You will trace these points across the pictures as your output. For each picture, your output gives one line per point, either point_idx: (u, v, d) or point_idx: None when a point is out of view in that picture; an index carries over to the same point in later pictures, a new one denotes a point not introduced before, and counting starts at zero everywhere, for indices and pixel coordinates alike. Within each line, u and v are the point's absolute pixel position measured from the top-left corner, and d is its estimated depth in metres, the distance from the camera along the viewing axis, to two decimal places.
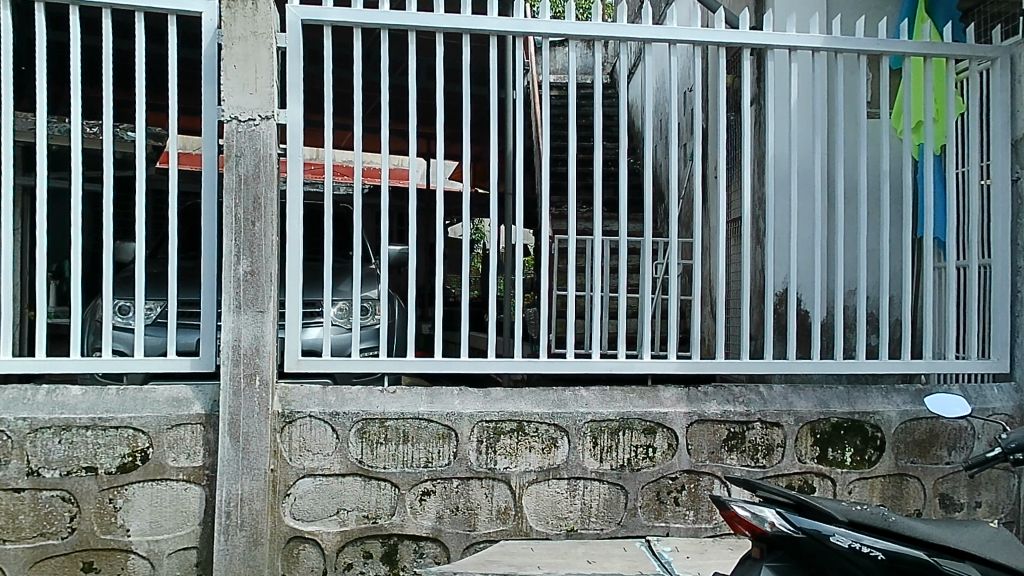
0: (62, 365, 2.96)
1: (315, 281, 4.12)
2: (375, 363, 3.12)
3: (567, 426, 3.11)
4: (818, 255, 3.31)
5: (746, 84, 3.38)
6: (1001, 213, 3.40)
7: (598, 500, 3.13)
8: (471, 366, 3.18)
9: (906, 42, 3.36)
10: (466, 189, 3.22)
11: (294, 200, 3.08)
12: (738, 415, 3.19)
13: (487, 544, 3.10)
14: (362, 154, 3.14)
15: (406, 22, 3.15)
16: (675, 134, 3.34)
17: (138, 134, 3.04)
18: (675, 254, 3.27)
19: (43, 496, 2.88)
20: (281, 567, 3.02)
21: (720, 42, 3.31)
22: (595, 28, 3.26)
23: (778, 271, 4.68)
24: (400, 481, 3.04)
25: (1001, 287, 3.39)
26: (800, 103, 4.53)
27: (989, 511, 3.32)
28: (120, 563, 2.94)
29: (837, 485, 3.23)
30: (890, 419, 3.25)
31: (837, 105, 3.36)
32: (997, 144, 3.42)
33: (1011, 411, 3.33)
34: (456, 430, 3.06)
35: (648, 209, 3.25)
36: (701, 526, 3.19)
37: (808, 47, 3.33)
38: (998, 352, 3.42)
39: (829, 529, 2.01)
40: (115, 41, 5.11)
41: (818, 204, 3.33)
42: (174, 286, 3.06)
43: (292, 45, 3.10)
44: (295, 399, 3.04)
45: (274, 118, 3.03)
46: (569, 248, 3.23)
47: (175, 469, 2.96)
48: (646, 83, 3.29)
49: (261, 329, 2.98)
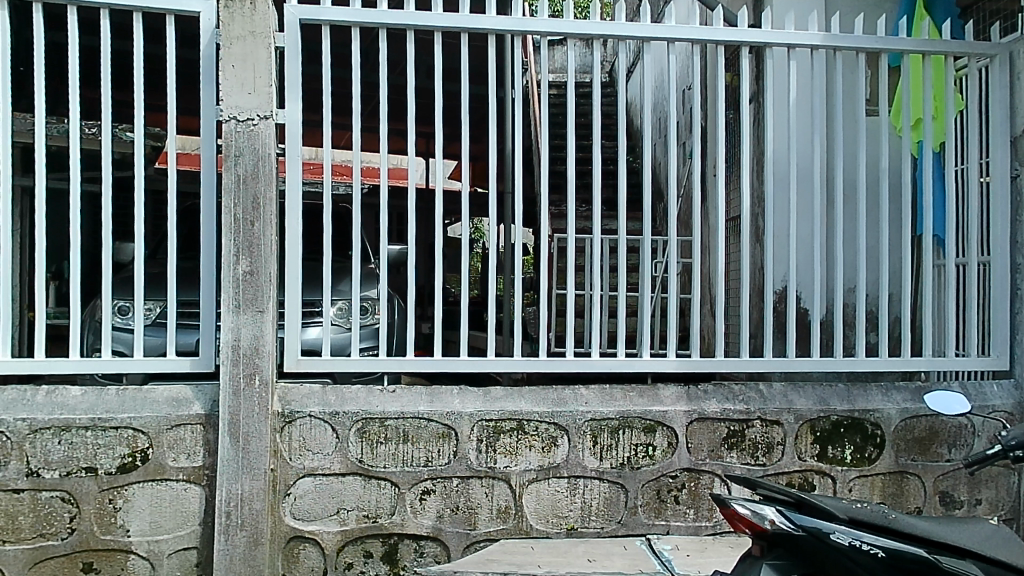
0: (61, 366, 2.96)
1: (314, 281, 4.12)
2: (375, 363, 3.12)
3: (567, 425, 3.10)
4: (818, 252, 3.30)
5: (745, 82, 3.34)
6: (1001, 210, 3.40)
7: (598, 499, 3.13)
8: (470, 365, 3.17)
9: (905, 40, 3.36)
10: (466, 189, 3.18)
11: (293, 200, 3.08)
12: (738, 413, 3.19)
13: (487, 543, 3.10)
14: (361, 153, 3.13)
15: (404, 21, 3.14)
16: (674, 133, 3.33)
17: (136, 134, 3.03)
18: (675, 252, 3.26)
19: (43, 497, 2.88)
20: (281, 566, 3.02)
21: (719, 40, 3.30)
22: (594, 27, 3.26)
23: (777, 270, 4.68)
24: (399, 481, 3.04)
25: (1001, 285, 3.39)
26: (799, 100, 4.53)
27: (989, 509, 3.32)
28: (121, 564, 2.94)
29: (837, 482, 3.23)
30: (890, 416, 3.26)
31: (836, 103, 3.35)
32: (997, 141, 3.41)
33: (1011, 408, 3.33)
34: (455, 429, 3.06)
35: (647, 208, 3.25)
36: (701, 524, 3.19)
37: (806, 44, 3.32)
38: (998, 349, 3.42)
39: (830, 526, 2.02)
40: (113, 42, 5.10)
41: (818, 201, 3.32)
42: (173, 286, 3.06)
43: (291, 44, 3.10)
44: (294, 399, 3.04)
45: (273, 117, 3.03)
46: (569, 247, 3.21)
47: (175, 469, 2.95)
48: (645, 81, 3.29)
49: (260, 328, 2.98)
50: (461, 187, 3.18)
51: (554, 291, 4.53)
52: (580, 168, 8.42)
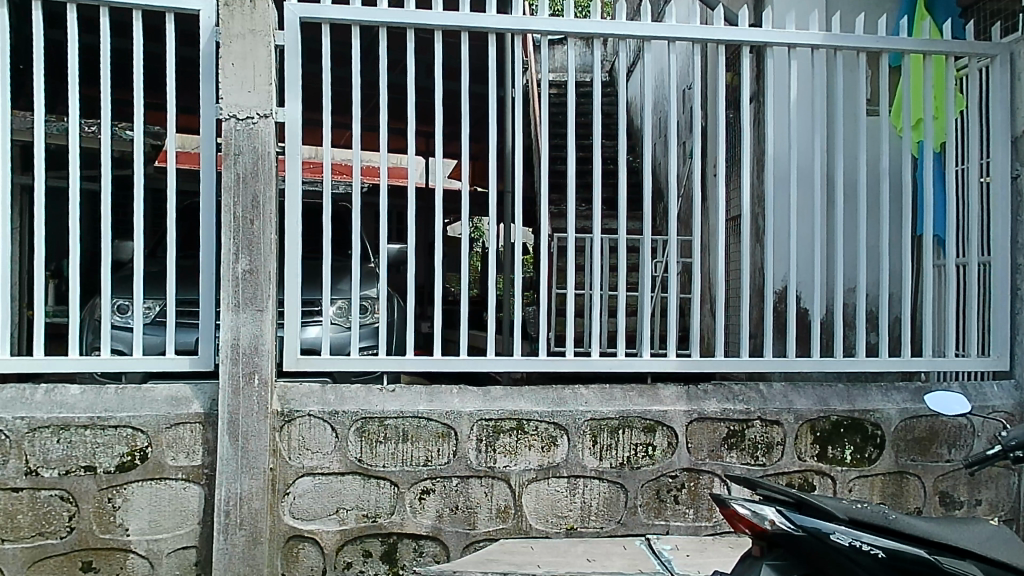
0: (60, 364, 2.95)
1: (314, 280, 4.12)
2: (375, 362, 3.11)
3: (567, 425, 3.10)
4: (818, 252, 3.29)
5: (745, 82, 3.33)
6: (1002, 211, 3.39)
7: (598, 499, 3.12)
8: (471, 365, 3.17)
9: (906, 39, 3.35)
10: (467, 188, 3.18)
11: (293, 199, 3.08)
12: (738, 413, 3.18)
13: (487, 542, 3.10)
14: (361, 152, 3.12)
15: (404, 20, 3.13)
16: (674, 132, 3.32)
17: (135, 133, 3.02)
18: (675, 252, 3.25)
19: (42, 496, 2.88)
20: (281, 566, 3.01)
21: (720, 39, 3.29)
22: (594, 25, 3.25)
23: (777, 269, 4.68)
24: (399, 480, 3.04)
25: (1002, 285, 3.38)
26: (799, 100, 4.52)
27: (989, 510, 3.32)
28: (120, 563, 2.93)
29: (837, 483, 3.23)
30: (890, 417, 3.25)
31: (837, 103, 3.34)
32: (997, 141, 3.41)
33: (1011, 409, 3.32)
34: (455, 428, 3.06)
35: (648, 207, 3.24)
36: (700, 524, 3.19)
37: (807, 44, 3.32)
38: (998, 349, 3.42)
39: (830, 527, 2.02)
40: (112, 40, 5.09)
41: (818, 201, 3.31)
42: (173, 285, 3.05)
43: (291, 42, 3.09)
44: (293, 398, 3.04)
45: (273, 116, 3.02)
46: (569, 246, 3.20)
47: (174, 468, 2.95)
48: (646, 80, 3.28)
49: (259, 327, 2.97)
50: (461, 186, 3.18)
51: (554, 290, 4.52)
52: (580, 167, 8.42)
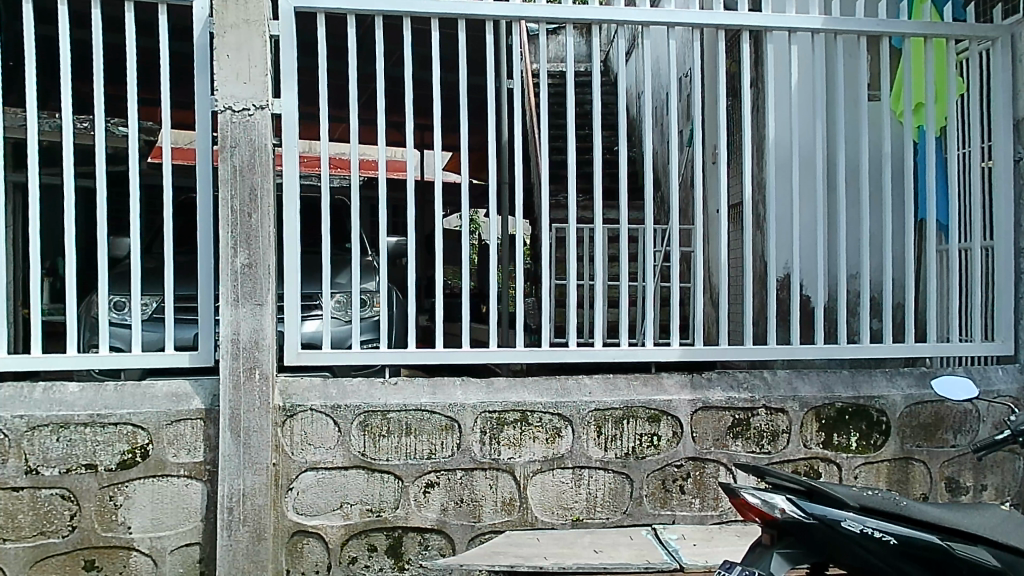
0: (58, 363, 2.91)
1: (313, 273, 4.09)
2: (376, 354, 3.06)
3: (570, 415, 3.08)
4: (819, 236, 3.23)
5: (745, 68, 3.28)
6: (1004, 194, 3.37)
7: (604, 489, 3.11)
8: (473, 356, 3.13)
9: (906, 22, 3.32)
10: (462, 179, 3.07)
11: (292, 191, 3.03)
12: (742, 401, 3.16)
13: (492, 535, 3.08)
14: (357, 145, 3.04)
15: (399, 7, 3.08)
16: (674, 116, 3.23)
17: (129, 128, 2.96)
18: (677, 239, 3.18)
19: (43, 495, 2.85)
20: (285, 562, 2.99)
21: (719, 23, 3.23)
22: (594, 12, 3.18)
23: (781, 256, 4.63)
24: (404, 473, 3.02)
25: (1006, 268, 3.37)
26: (800, 88, 4.49)
27: (996, 495, 3.30)
28: (123, 561, 2.91)
29: (843, 469, 3.22)
30: (895, 403, 3.24)
31: (837, 88, 3.29)
32: (999, 125, 3.37)
33: (1016, 393, 3.31)
34: (459, 421, 3.03)
35: (647, 196, 3.20)
36: (707, 513, 3.17)
37: (807, 28, 3.27)
38: (1003, 334, 3.40)
39: (841, 514, 2.01)
40: (104, 35, 5.01)
41: (818, 186, 3.26)
42: (170, 280, 2.99)
43: (285, 32, 3.03)
44: (295, 392, 3.00)
45: (268, 107, 2.98)
46: (570, 236, 3.12)
47: (176, 465, 2.92)
48: (646, 67, 3.23)
49: (259, 322, 2.94)
50: (461, 177, 3.08)
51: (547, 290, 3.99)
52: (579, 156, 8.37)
